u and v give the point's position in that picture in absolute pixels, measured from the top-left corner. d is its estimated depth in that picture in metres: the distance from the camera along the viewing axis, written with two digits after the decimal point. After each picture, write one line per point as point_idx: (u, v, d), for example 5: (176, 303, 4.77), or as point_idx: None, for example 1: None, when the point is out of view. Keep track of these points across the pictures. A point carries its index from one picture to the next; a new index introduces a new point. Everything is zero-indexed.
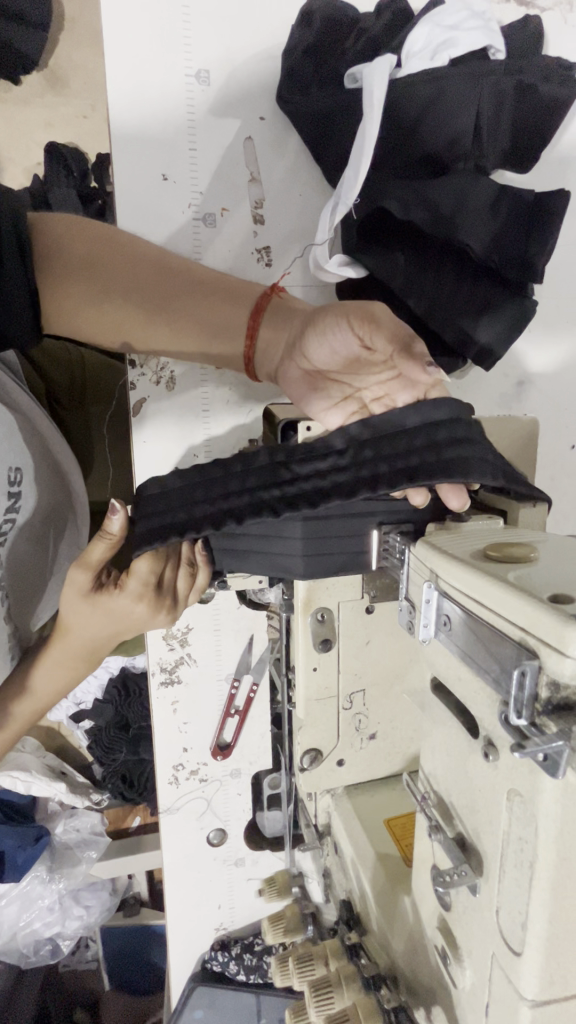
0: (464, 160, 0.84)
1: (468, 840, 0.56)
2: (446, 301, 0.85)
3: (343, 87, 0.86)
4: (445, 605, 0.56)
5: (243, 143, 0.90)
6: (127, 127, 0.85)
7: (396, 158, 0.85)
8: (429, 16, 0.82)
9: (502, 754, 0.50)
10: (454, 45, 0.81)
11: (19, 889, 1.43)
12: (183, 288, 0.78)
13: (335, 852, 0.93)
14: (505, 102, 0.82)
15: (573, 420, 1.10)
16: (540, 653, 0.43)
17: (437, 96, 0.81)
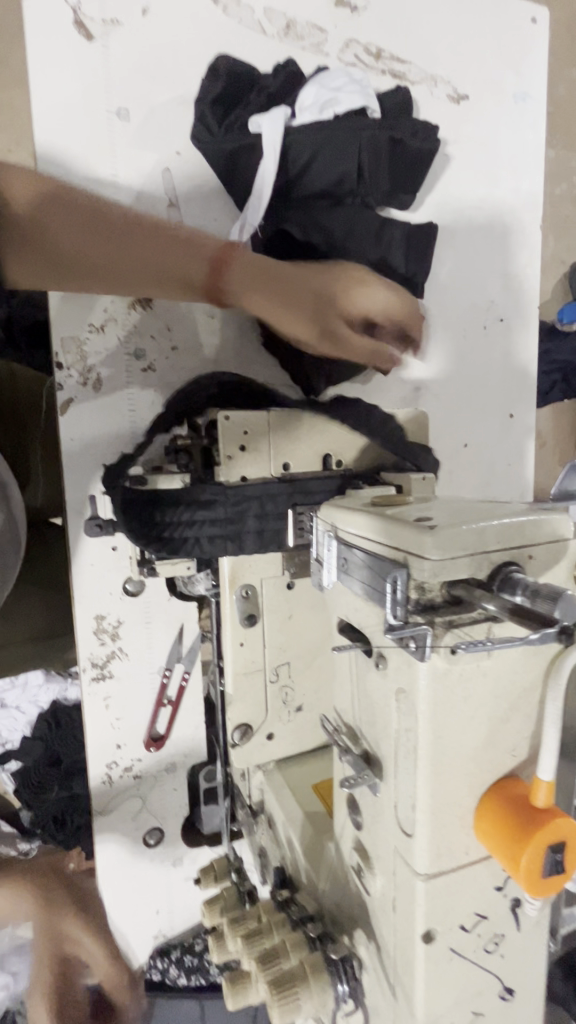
0: (352, 196, 0.96)
1: (371, 752, 0.60)
2: None
3: (248, 131, 0.96)
4: (343, 548, 0.63)
5: (161, 172, 1.00)
6: (52, 152, 0.94)
7: (294, 191, 0.94)
8: (316, 79, 0.95)
9: (389, 660, 0.55)
10: (337, 103, 0.93)
11: None
12: (151, 250, 0.71)
13: (268, 827, 0.97)
14: (382, 150, 0.95)
15: (464, 422, 1.31)
16: (408, 561, 0.50)
17: (325, 142, 0.92)
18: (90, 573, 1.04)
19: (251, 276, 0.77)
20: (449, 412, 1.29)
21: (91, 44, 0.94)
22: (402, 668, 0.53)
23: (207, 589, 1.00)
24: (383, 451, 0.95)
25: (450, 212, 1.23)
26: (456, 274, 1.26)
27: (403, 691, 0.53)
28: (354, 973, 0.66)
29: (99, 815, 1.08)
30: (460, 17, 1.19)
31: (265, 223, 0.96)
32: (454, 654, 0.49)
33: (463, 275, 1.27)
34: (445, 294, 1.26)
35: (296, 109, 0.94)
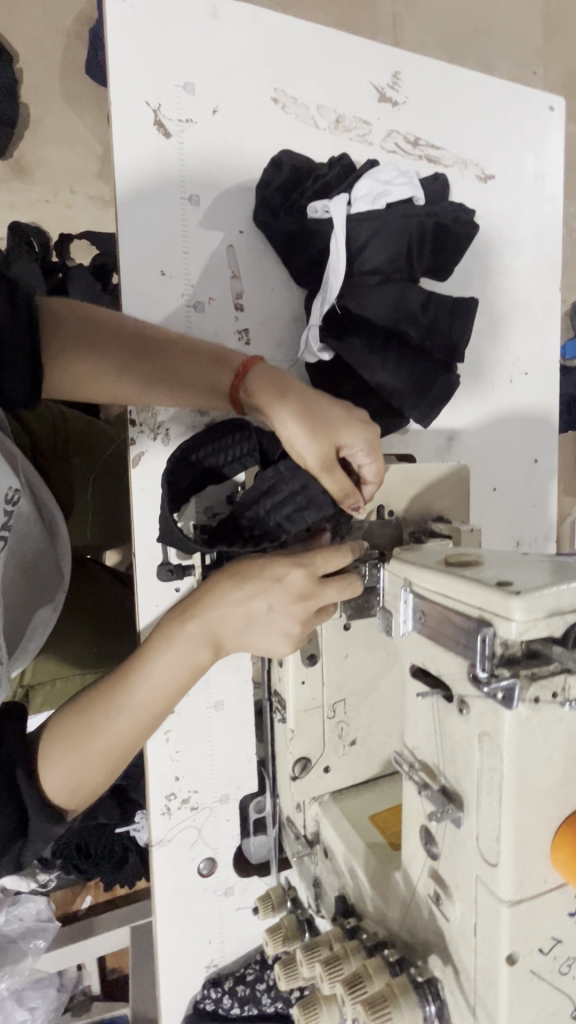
0: (401, 273, 1.06)
1: (450, 788, 0.67)
2: (393, 377, 1.05)
3: (306, 215, 1.07)
4: (419, 602, 0.71)
5: (225, 248, 1.11)
6: (132, 234, 1.05)
7: (350, 269, 1.06)
8: (369, 173, 1.07)
9: (472, 705, 0.62)
10: (389, 194, 1.05)
11: None
12: (167, 354, 0.90)
13: (324, 857, 1.02)
14: (427, 234, 1.06)
15: (492, 467, 1.40)
16: (494, 620, 0.58)
17: (378, 228, 1.04)
18: (154, 614, 1.10)
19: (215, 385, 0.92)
20: (478, 458, 1.38)
21: (169, 141, 1.06)
22: (485, 714, 0.60)
23: None
24: (431, 502, 1.04)
25: (480, 279, 1.35)
26: (483, 332, 1.37)
27: (486, 734, 0.60)
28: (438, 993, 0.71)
29: (158, 846, 1.13)
30: (489, 107, 1.32)
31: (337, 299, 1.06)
32: (536, 704, 0.57)
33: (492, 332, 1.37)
34: (475, 351, 1.36)
35: (350, 197, 1.06)
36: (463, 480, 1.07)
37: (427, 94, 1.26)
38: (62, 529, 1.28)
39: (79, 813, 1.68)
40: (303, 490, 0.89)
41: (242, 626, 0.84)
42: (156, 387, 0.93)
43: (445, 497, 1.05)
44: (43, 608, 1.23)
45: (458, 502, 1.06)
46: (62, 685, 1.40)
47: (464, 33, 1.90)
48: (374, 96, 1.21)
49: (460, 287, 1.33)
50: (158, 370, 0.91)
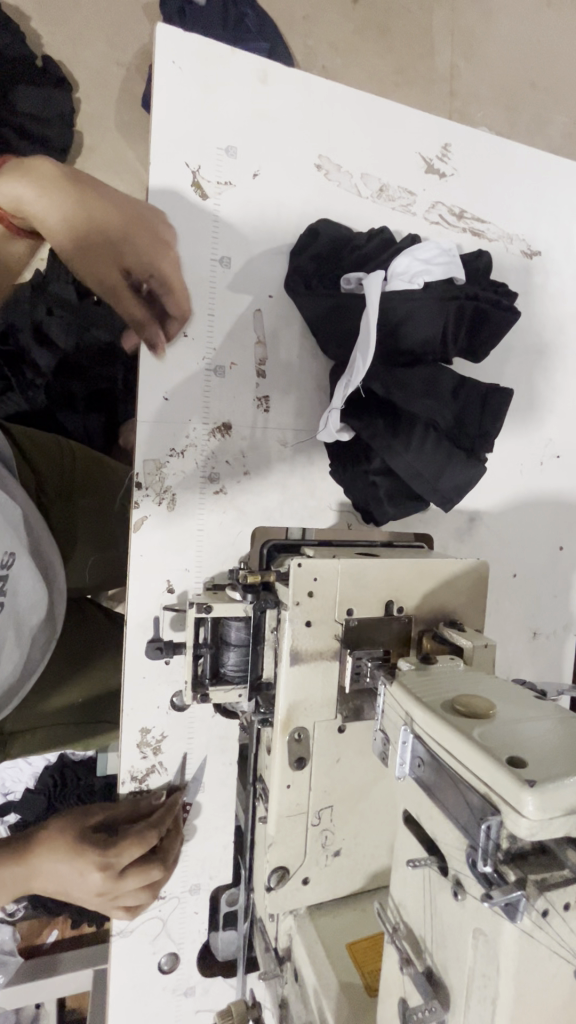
0: (433, 355, 1.01)
1: (435, 973, 0.59)
2: (413, 465, 1.00)
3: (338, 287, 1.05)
4: (419, 748, 0.64)
5: (252, 313, 1.07)
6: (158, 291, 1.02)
7: (380, 347, 1.01)
8: (409, 249, 1.03)
9: (469, 894, 0.54)
10: (428, 274, 1.01)
11: None
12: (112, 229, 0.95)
13: (294, 980, 0.93)
14: (464, 317, 1.01)
15: (514, 551, 1.32)
16: (502, 809, 0.51)
17: (413, 307, 0.99)
18: (140, 685, 1.04)
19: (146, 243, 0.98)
20: (500, 541, 1.30)
21: (205, 202, 1.03)
22: (483, 912, 0.52)
23: (251, 713, 1.03)
24: (444, 602, 0.96)
25: (516, 356, 1.29)
26: (515, 410, 1.30)
27: (481, 934, 0.52)
28: None
29: (119, 936, 1.06)
30: (541, 182, 1.27)
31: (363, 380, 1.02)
32: (544, 917, 0.49)
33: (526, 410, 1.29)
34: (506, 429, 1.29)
35: (387, 272, 1.03)
36: (482, 578, 0.99)
37: (478, 164, 1.22)
38: (60, 577, 1.26)
39: None
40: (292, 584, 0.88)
41: (56, 881, 0.96)
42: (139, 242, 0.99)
43: (460, 596, 0.98)
44: (35, 658, 1.20)
45: (474, 603, 0.98)
46: (44, 730, 1.34)
47: (522, 89, 1.87)
48: (422, 166, 1.17)
49: (495, 363, 1.27)
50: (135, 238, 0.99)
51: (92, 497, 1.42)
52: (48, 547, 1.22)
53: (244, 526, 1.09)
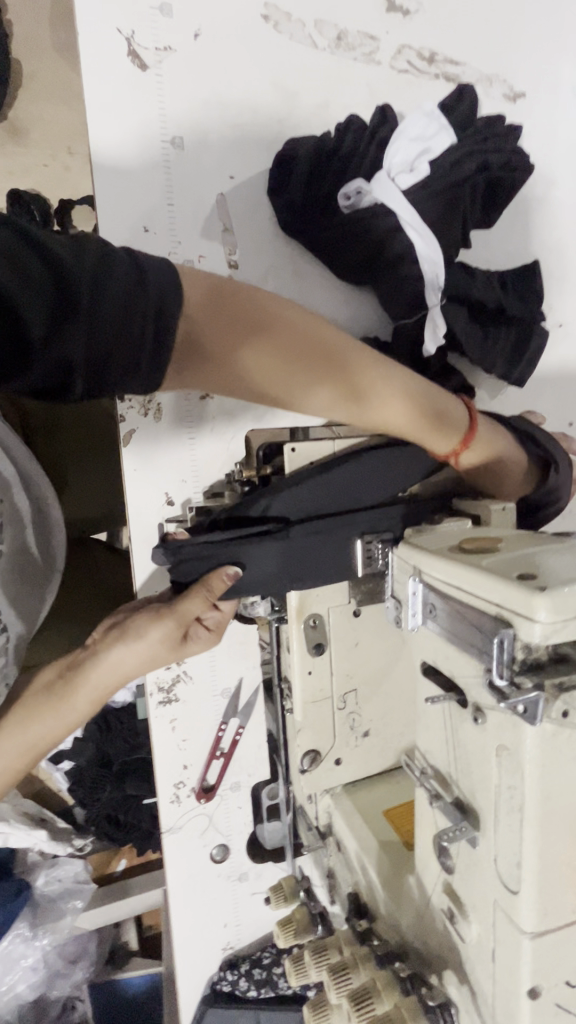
0: (440, 233, 0.97)
1: (465, 801, 0.59)
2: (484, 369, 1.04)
3: (336, 200, 0.97)
4: (430, 594, 0.62)
5: (216, 197, 1.00)
6: (110, 175, 0.94)
7: (364, 245, 0.97)
8: (399, 127, 0.95)
9: (489, 716, 0.54)
10: (430, 154, 0.95)
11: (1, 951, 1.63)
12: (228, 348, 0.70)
13: (337, 851, 0.97)
14: (464, 196, 0.97)
15: None
16: (514, 622, 0.49)
17: (420, 194, 0.95)
18: None
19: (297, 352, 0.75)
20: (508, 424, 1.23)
21: (146, 74, 0.94)
22: (504, 727, 0.52)
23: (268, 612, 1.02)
24: (447, 476, 0.91)
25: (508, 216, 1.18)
26: (535, 294, 1.09)
27: (504, 750, 0.52)
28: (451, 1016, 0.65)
29: (168, 834, 1.11)
30: (517, 12, 1.13)
31: (363, 271, 1.01)
32: (565, 718, 0.49)
33: (538, 289, 1.10)
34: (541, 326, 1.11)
35: (385, 163, 0.96)
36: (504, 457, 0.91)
37: None
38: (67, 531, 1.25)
39: (107, 784, 1.69)
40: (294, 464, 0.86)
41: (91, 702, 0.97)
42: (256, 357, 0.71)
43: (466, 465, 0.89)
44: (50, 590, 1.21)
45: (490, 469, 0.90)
46: None
47: None
48: (381, 6, 1.05)
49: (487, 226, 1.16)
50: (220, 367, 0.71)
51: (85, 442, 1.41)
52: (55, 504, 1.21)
53: (236, 431, 1.06)
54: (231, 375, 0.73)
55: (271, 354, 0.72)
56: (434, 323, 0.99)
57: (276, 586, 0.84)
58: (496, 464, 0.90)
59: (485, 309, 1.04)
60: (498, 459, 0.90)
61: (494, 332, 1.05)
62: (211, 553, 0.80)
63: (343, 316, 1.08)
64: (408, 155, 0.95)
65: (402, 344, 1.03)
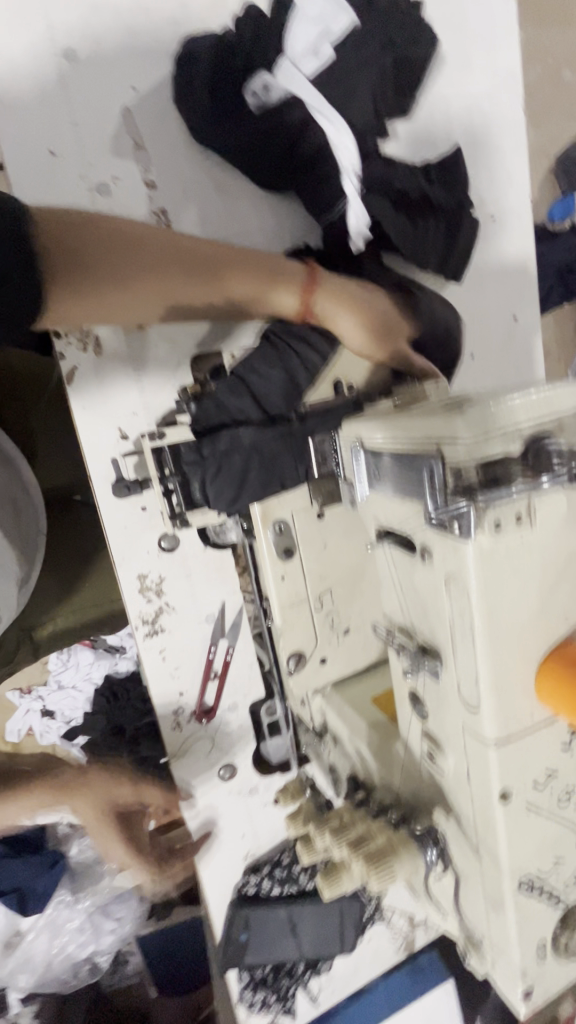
0: (354, 120, 0.95)
1: (426, 643, 0.63)
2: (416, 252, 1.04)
3: (245, 100, 0.93)
4: (372, 458, 0.64)
5: (121, 112, 0.96)
6: (6, 97, 0.90)
7: (277, 143, 0.95)
8: (297, 12, 0.91)
9: (435, 551, 0.56)
10: (332, 34, 0.91)
11: (47, 919, 1.67)
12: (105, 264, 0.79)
13: (334, 743, 1.02)
14: (372, 77, 0.94)
15: (470, 329, 1.26)
16: (441, 447, 0.51)
17: (328, 80, 0.93)
18: (124, 537, 1.06)
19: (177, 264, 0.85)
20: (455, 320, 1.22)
21: None
22: (448, 556, 0.54)
23: (240, 537, 1.03)
24: (389, 364, 0.92)
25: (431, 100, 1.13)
26: (461, 179, 1.08)
27: (452, 577, 0.54)
28: (439, 839, 0.69)
29: (175, 758, 1.16)
30: None
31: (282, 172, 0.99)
32: (499, 530, 0.51)
33: (463, 172, 1.09)
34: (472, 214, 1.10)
35: (287, 50, 0.92)
36: (433, 342, 0.95)
37: None
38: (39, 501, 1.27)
39: (123, 754, 1.63)
40: None
41: None
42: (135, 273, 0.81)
43: (400, 356, 0.94)
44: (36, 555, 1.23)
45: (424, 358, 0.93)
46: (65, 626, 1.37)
47: None
48: None
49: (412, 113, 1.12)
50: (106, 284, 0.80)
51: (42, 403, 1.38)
52: (22, 460, 1.24)
53: (181, 356, 1.05)
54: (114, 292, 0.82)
55: (130, 268, 0.81)
56: (357, 215, 0.96)
57: (264, 478, 0.89)
58: (418, 343, 0.93)
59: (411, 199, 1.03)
60: (424, 343, 0.93)
61: (423, 224, 1.03)
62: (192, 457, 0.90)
63: (270, 228, 1.06)
64: (311, 38, 0.91)
65: (332, 245, 1.02)
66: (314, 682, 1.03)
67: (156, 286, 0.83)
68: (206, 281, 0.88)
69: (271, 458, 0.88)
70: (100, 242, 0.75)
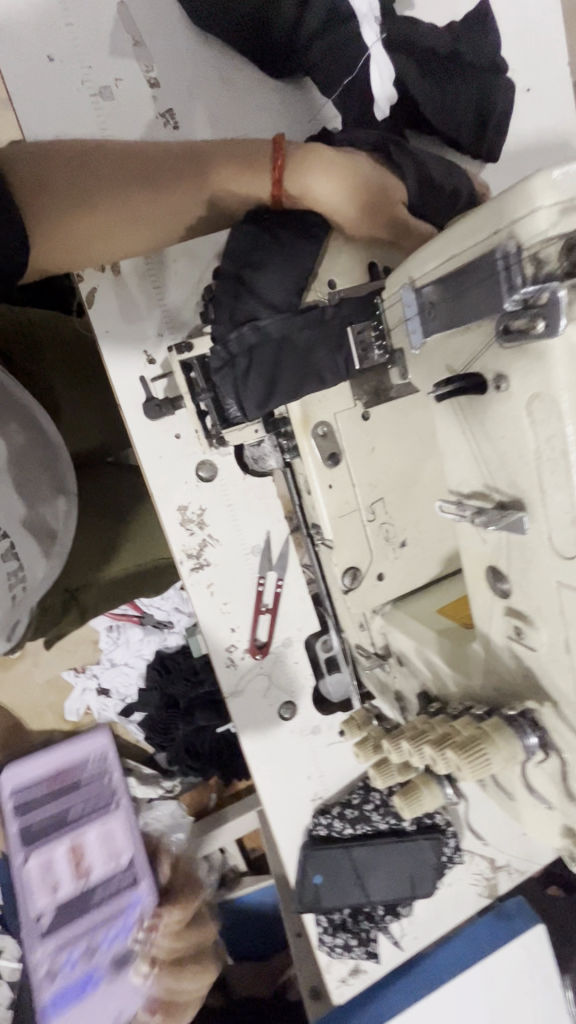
0: None
1: (506, 498, 0.55)
2: (446, 124, 0.95)
3: None
4: (426, 294, 0.56)
5: (117, 8, 0.90)
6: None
7: (286, 14, 0.88)
8: None
9: (513, 372, 0.48)
10: None
11: (118, 887, 1.61)
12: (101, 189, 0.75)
13: (399, 665, 0.95)
14: None
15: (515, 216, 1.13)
16: (515, 231, 0.44)
17: None
18: (161, 468, 1.02)
19: (166, 171, 0.80)
20: (495, 206, 1.10)
21: None
22: (530, 370, 0.47)
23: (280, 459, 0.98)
24: (429, 236, 0.83)
25: None
26: (491, 32, 0.97)
27: (536, 397, 0.47)
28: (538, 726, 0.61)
29: (233, 698, 1.12)
30: None
31: (292, 49, 0.91)
32: None
33: (493, 26, 0.97)
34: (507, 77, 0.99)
35: None
36: (473, 209, 0.86)
37: None
38: (68, 467, 1.10)
39: (179, 723, 1.61)
40: (259, 250, 0.79)
41: None
42: (131, 193, 0.77)
43: (440, 226, 0.84)
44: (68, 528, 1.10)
45: None
46: (114, 582, 1.31)
47: None
48: None
49: None
50: (107, 215, 0.77)
51: (65, 367, 1.32)
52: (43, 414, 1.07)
53: (203, 270, 0.99)
54: (113, 223, 0.79)
55: (126, 190, 0.77)
56: (381, 67, 0.83)
57: (306, 376, 0.80)
58: (456, 215, 0.85)
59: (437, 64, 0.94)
60: (463, 215, 0.85)
61: (453, 89, 0.94)
62: (233, 349, 0.80)
63: (286, 122, 0.98)
64: None
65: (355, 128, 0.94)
66: (372, 602, 0.96)
67: (152, 202, 0.80)
68: (182, 182, 0.80)
69: (311, 354, 0.80)
70: (62, 171, 0.73)
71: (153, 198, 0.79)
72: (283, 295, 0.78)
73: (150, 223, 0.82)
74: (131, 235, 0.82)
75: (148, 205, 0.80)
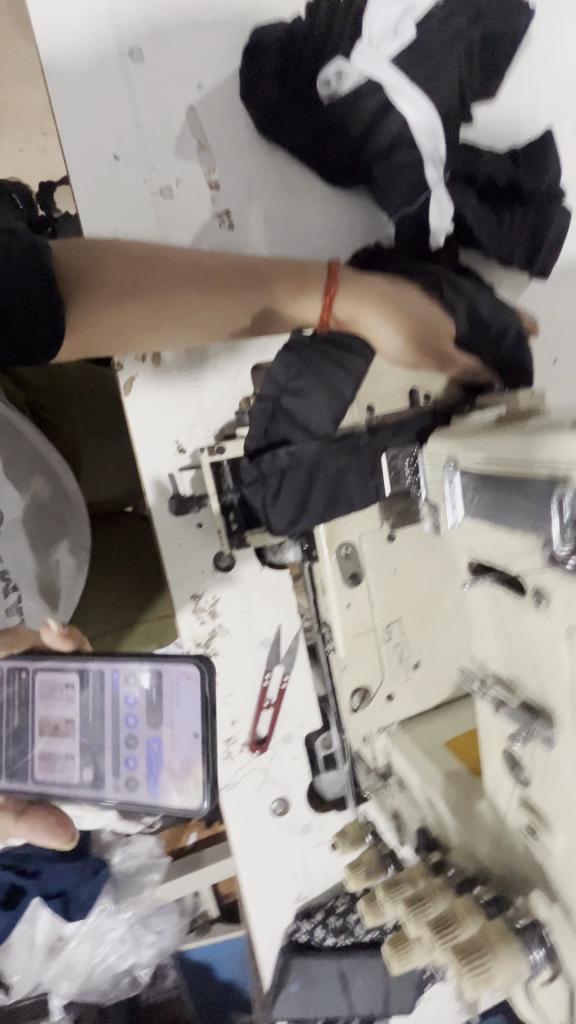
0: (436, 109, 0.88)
1: (534, 702, 0.53)
2: (499, 249, 0.95)
3: (316, 91, 0.88)
4: (469, 481, 0.55)
5: (186, 112, 0.92)
6: (69, 103, 0.87)
7: (351, 136, 0.89)
8: None
9: (555, 596, 0.47)
10: (415, 12, 0.83)
11: (88, 926, 1.51)
12: (151, 287, 0.73)
13: (400, 790, 0.92)
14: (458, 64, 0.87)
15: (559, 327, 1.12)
16: (573, 475, 0.42)
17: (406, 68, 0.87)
18: (179, 555, 1.01)
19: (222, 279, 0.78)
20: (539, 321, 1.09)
21: None
22: (573, 605, 0.45)
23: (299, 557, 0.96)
24: (472, 372, 0.82)
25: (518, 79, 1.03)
26: (553, 163, 0.97)
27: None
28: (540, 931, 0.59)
29: (226, 791, 1.09)
30: None
31: (353, 166, 0.92)
32: None
33: (555, 157, 0.97)
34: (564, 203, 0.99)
35: (365, 30, 0.85)
36: (518, 346, 0.86)
37: None
38: (83, 525, 1.11)
39: None
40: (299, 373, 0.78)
41: None
42: (181, 295, 0.75)
43: (484, 361, 0.83)
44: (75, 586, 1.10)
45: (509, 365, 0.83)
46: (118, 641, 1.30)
47: None
48: None
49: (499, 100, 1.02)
50: (153, 312, 0.75)
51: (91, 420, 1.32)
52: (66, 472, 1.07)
53: (242, 367, 0.99)
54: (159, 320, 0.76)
55: (177, 291, 0.75)
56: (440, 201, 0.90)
57: (335, 502, 0.80)
58: (501, 351, 0.84)
59: (496, 190, 0.94)
60: (507, 352, 0.85)
61: (508, 216, 0.94)
62: (264, 470, 0.80)
63: (339, 229, 0.99)
64: (391, 17, 0.83)
65: (407, 248, 0.94)
66: (378, 721, 0.93)
67: (202, 306, 0.77)
68: (234, 292, 0.78)
69: (342, 483, 0.80)
70: (112, 266, 0.71)
71: (205, 303, 0.77)
72: (319, 421, 0.77)
73: (197, 326, 0.80)
74: (174, 333, 0.79)
75: (199, 307, 0.77)
